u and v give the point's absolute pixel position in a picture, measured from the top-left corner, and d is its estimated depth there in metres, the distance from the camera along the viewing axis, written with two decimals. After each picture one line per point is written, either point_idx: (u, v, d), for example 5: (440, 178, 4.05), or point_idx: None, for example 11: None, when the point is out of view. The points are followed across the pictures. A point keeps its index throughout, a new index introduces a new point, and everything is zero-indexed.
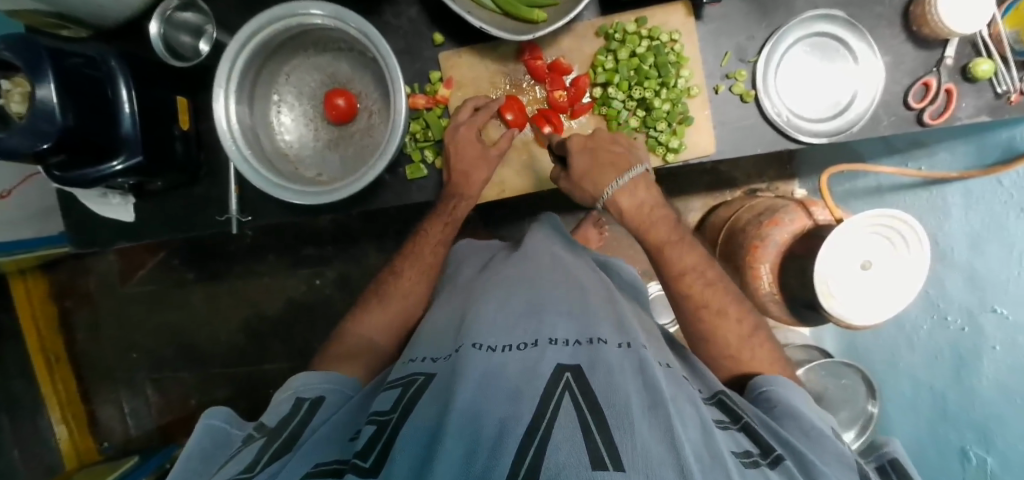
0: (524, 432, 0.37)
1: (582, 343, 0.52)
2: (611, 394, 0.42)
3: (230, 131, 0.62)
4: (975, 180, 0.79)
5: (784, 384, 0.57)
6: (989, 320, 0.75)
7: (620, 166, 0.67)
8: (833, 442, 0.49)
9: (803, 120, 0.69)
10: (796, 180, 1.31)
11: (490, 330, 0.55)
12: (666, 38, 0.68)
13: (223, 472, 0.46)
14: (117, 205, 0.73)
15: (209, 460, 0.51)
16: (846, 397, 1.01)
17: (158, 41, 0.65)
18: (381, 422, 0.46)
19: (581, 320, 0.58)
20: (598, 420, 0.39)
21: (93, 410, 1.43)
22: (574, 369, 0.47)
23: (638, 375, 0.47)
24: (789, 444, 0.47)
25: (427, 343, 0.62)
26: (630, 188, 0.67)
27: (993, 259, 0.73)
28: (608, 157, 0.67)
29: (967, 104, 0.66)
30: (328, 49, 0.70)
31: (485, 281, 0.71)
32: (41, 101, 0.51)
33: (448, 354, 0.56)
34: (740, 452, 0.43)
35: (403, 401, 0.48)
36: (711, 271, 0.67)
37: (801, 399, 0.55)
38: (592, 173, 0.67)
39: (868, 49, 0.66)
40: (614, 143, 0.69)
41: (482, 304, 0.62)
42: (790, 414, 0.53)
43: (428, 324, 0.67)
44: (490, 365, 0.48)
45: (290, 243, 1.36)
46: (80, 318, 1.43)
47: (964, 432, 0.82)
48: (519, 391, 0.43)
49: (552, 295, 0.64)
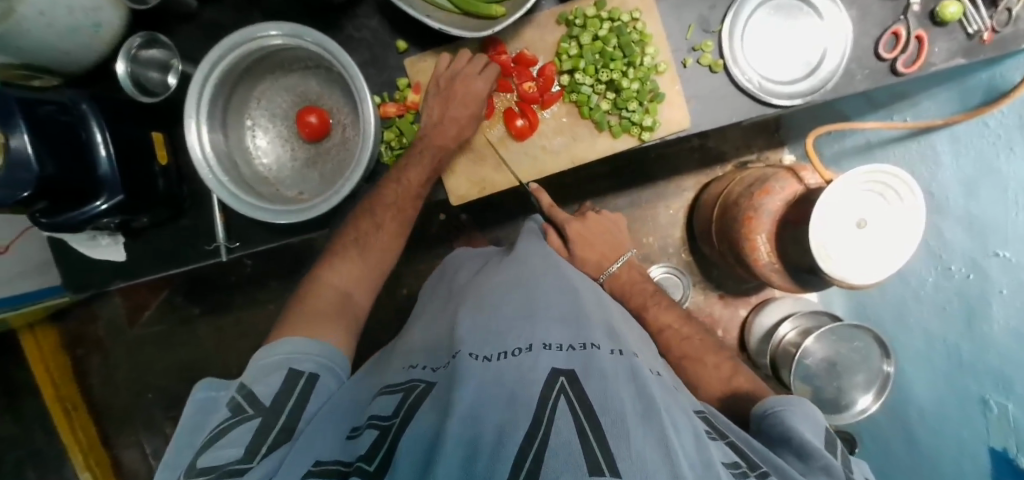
0: (524, 436, 0.36)
1: (576, 349, 0.51)
2: (606, 399, 0.42)
3: (207, 160, 0.63)
4: (962, 124, 0.78)
5: (781, 402, 0.55)
6: (993, 264, 0.74)
7: (613, 252, 0.87)
8: (818, 452, 0.46)
9: (776, 84, 0.68)
10: (785, 147, 1.30)
11: (481, 340, 0.54)
12: (626, 18, 0.67)
13: (218, 454, 0.45)
14: (107, 246, 0.75)
15: (198, 428, 0.52)
16: (860, 360, 1.00)
17: (125, 80, 0.68)
18: (383, 427, 0.45)
19: (571, 323, 0.57)
20: (595, 426, 0.38)
21: (115, 455, 1.44)
22: (569, 373, 0.46)
23: (632, 381, 0.47)
24: (770, 458, 0.46)
25: (424, 351, 0.61)
26: (625, 268, 0.87)
27: (990, 204, 0.72)
28: (603, 246, 0.86)
29: (940, 49, 0.67)
30: (296, 68, 0.70)
31: (476, 287, 0.71)
32: (15, 150, 0.52)
33: (447, 360, 0.54)
34: (728, 463, 0.42)
35: (404, 407, 0.47)
36: (688, 328, 0.77)
37: (793, 413, 0.52)
38: (592, 259, 0.85)
39: (831, 4, 0.66)
40: (607, 230, 0.88)
41: (475, 313, 0.61)
42: (783, 434, 0.50)
43: (420, 337, 0.66)
44: (487, 375, 0.47)
45: (289, 267, 1.37)
46: (93, 366, 1.44)
47: (982, 382, 0.80)
48: (514, 397, 0.42)
49: (548, 299, 0.62)
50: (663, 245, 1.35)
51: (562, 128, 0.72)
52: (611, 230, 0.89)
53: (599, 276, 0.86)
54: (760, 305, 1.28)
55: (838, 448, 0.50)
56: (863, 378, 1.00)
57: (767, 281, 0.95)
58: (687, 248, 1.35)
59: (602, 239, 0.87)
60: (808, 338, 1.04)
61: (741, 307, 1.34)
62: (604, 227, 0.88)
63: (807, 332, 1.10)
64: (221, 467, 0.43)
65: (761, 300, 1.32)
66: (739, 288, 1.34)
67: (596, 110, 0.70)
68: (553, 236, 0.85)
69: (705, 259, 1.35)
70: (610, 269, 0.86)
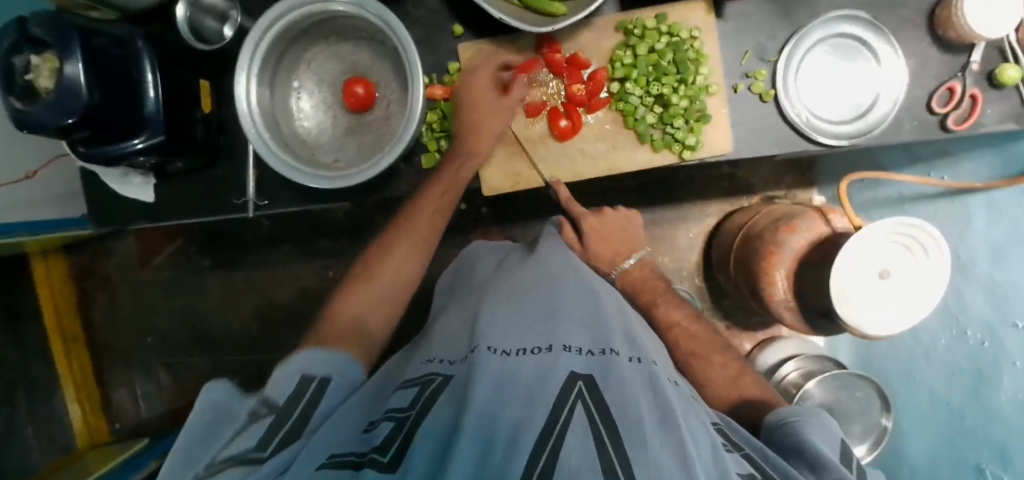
0: (538, 436, 0.36)
1: (595, 354, 0.51)
2: (623, 405, 0.41)
3: (251, 114, 0.63)
4: (1001, 191, 0.77)
5: (797, 412, 0.54)
6: (1010, 336, 0.73)
7: (626, 250, 0.85)
8: (833, 467, 0.45)
9: (823, 122, 0.68)
10: (815, 187, 1.29)
11: (504, 336, 0.54)
12: (686, 35, 0.67)
13: (229, 448, 0.42)
14: (138, 185, 0.75)
15: (203, 428, 0.44)
16: (860, 410, 0.99)
17: (184, 23, 0.67)
18: (399, 419, 0.44)
19: (590, 328, 0.57)
20: (611, 432, 0.37)
21: (107, 392, 1.45)
22: (586, 378, 0.45)
23: (651, 391, 0.46)
24: (784, 471, 0.45)
25: (443, 346, 0.61)
26: (638, 266, 0.85)
27: (1016, 273, 0.71)
28: (618, 242, 0.84)
29: (992, 111, 0.66)
30: (349, 37, 0.70)
31: (497, 283, 0.70)
32: (69, 77, 0.52)
33: (465, 355, 0.54)
34: (744, 473, 0.42)
35: (421, 401, 0.46)
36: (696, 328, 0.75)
37: (808, 423, 0.51)
38: (605, 255, 0.84)
39: (891, 50, 0.66)
40: (623, 226, 0.87)
41: (495, 307, 0.60)
42: (796, 446, 0.49)
43: (439, 332, 0.66)
44: (503, 370, 0.46)
45: (305, 234, 1.37)
46: (98, 301, 1.46)
47: (980, 450, 0.79)
48: (532, 395, 0.42)
49: (567, 303, 0.62)
50: (679, 266, 1.35)
51: (603, 134, 0.72)
52: (628, 227, 0.87)
53: (610, 271, 0.84)
54: (766, 342, 1.26)
55: (853, 459, 0.50)
56: (860, 429, 1.00)
57: (777, 317, 0.94)
58: (702, 274, 1.34)
59: (618, 235, 0.86)
60: (809, 381, 1.01)
61: (747, 340, 1.33)
62: (621, 222, 0.87)
63: (810, 374, 1.08)
64: (232, 459, 0.41)
65: (769, 337, 1.31)
66: (748, 321, 1.33)
67: (641, 122, 0.70)
68: (567, 227, 0.83)
69: (719, 287, 1.35)
70: (622, 266, 0.84)
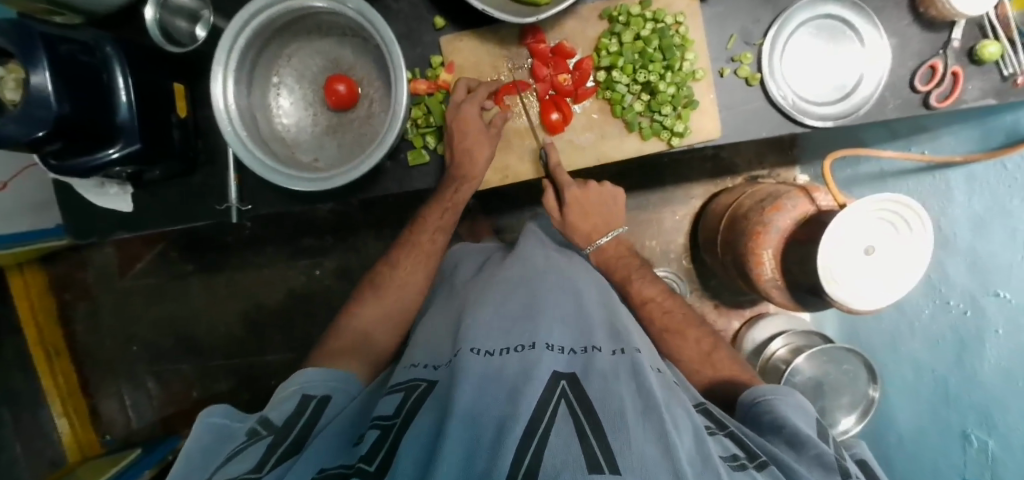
0: (524, 431, 0.37)
1: (578, 352, 0.52)
2: (606, 399, 0.42)
3: (228, 114, 0.61)
4: (979, 163, 0.78)
5: (772, 390, 0.56)
6: (991, 305, 0.75)
7: (605, 225, 0.77)
8: (811, 443, 0.47)
9: (808, 103, 0.68)
10: (797, 166, 1.31)
11: (486, 337, 0.53)
12: (670, 20, 0.67)
13: (226, 472, 0.43)
14: (115, 195, 0.73)
15: (208, 452, 0.49)
16: (847, 383, 1.02)
17: (154, 26, 0.65)
18: (385, 427, 0.44)
19: (575, 326, 0.57)
20: (594, 425, 0.38)
21: (95, 404, 1.42)
22: (570, 377, 0.46)
23: (632, 380, 0.46)
24: (766, 447, 0.46)
25: (425, 349, 0.59)
26: (614, 243, 0.77)
27: (996, 245, 0.73)
28: (598, 216, 0.76)
29: (973, 87, 0.66)
30: (332, 33, 0.68)
31: (480, 284, 0.69)
32: (35, 87, 0.51)
33: (448, 360, 0.54)
34: (727, 456, 0.42)
35: (407, 406, 0.47)
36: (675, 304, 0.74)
37: (784, 402, 0.53)
38: (581, 229, 0.76)
39: (874, 30, 0.66)
40: (606, 201, 0.77)
41: (477, 308, 0.60)
42: (774, 424, 0.50)
43: (423, 333, 0.65)
44: (488, 369, 0.47)
45: (289, 233, 1.35)
46: (79, 312, 1.42)
47: (965, 416, 0.82)
48: (517, 390, 0.43)
49: (550, 300, 0.61)
50: (666, 249, 1.36)
51: (592, 124, 0.72)
52: (612, 204, 0.78)
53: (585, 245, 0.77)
54: (754, 320, 1.28)
55: (826, 433, 0.52)
56: (848, 400, 1.02)
57: (765, 295, 0.96)
58: (689, 256, 1.36)
59: (600, 210, 0.77)
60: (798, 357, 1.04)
61: (734, 319, 1.35)
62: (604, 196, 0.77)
63: (799, 350, 1.10)
64: None
65: (756, 314, 1.34)
66: (734, 300, 1.35)
67: (629, 111, 0.69)
68: (549, 194, 0.74)
69: (705, 268, 1.36)
70: (599, 240, 0.76)
